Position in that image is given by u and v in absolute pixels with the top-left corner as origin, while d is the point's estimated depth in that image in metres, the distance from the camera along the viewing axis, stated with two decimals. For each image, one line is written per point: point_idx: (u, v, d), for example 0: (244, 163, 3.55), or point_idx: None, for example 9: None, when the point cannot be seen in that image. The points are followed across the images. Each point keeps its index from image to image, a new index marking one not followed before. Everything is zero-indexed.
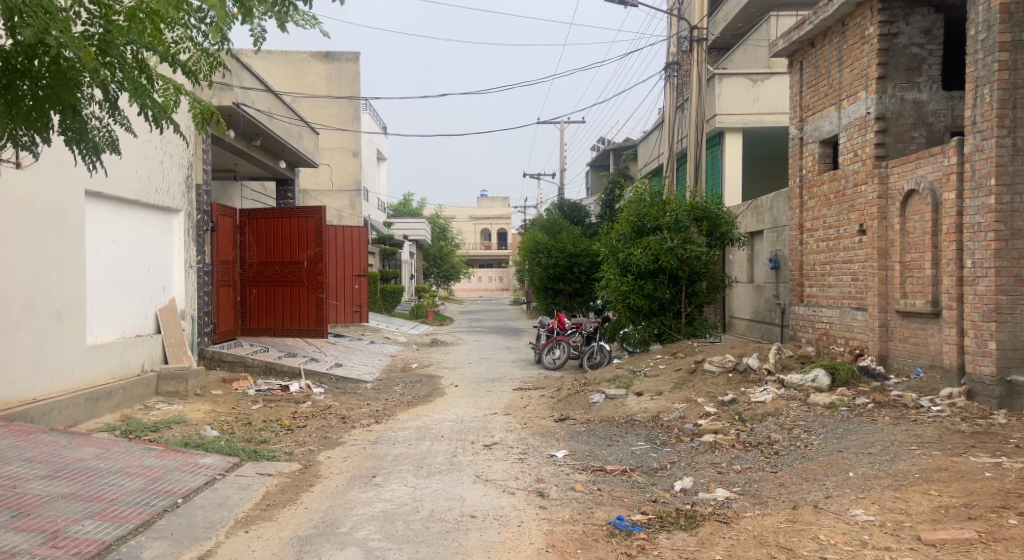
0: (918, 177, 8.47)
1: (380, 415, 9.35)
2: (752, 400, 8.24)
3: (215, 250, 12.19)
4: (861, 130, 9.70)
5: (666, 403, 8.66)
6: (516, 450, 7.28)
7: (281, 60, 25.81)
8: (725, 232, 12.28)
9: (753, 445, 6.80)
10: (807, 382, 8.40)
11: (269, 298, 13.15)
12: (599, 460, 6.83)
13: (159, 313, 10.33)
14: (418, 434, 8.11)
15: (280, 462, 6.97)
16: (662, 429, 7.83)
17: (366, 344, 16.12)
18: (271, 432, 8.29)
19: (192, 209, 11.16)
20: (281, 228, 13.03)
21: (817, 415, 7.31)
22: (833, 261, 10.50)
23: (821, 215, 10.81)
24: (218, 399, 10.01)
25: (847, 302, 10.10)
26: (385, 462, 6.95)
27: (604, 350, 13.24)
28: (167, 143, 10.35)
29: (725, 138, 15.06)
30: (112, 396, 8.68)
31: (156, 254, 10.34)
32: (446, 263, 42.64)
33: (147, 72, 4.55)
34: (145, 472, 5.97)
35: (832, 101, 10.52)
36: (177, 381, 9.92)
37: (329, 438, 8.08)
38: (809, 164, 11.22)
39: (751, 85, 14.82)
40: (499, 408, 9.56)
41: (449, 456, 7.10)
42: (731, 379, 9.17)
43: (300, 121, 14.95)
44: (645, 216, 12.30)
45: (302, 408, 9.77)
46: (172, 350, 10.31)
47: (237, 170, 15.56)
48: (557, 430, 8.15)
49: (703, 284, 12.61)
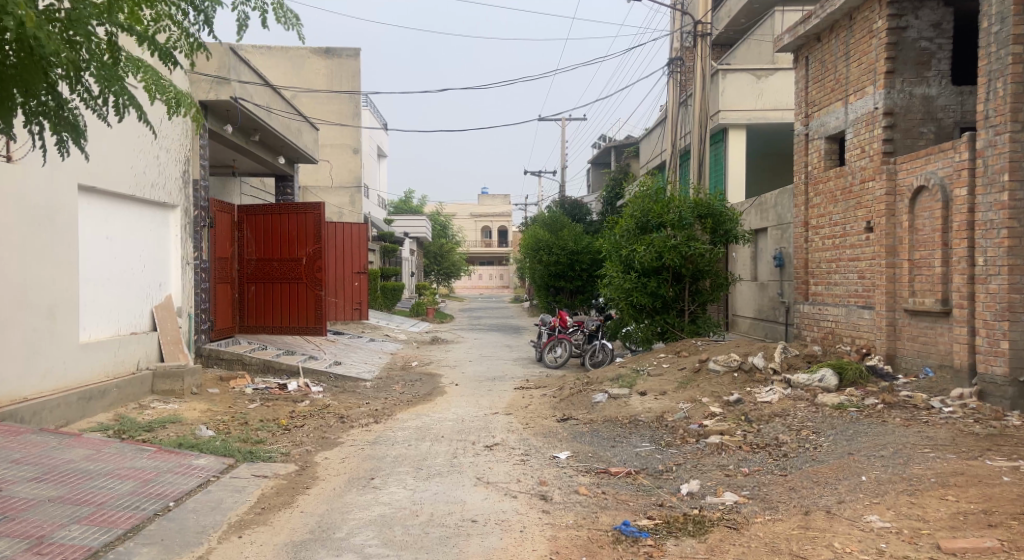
0: (928, 173, 8.31)
1: (379, 414, 9.19)
2: (758, 401, 8.08)
3: (213, 246, 12.02)
4: (869, 126, 9.53)
5: (671, 403, 8.50)
6: (518, 451, 7.12)
7: (280, 56, 25.63)
8: (729, 230, 12.13)
9: (760, 446, 6.64)
10: (814, 382, 8.25)
11: (267, 295, 13.00)
12: (603, 462, 6.67)
13: (155, 310, 10.17)
14: (418, 435, 7.95)
15: (276, 463, 6.81)
16: (667, 430, 7.67)
17: (365, 342, 15.97)
18: (268, 433, 8.12)
19: (189, 204, 11.00)
20: (279, 225, 12.86)
21: (825, 416, 7.14)
22: (839, 259, 10.34)
23: (827, 212, 10.64)
24: (215, 398, 9.85)
25: (853, 300, 9.94)
26: (384, 463, 6.79)
27: (607, 348, 13.06)
28: (163, 137, 10.19)
29: (729, 135, 14.90)
30: (106, 395, 8.52)
31: (152, 250, 10.18)
32: (446, 260, 42.48)
33: (119, 53, 4.44)
34: (136, 475, 5.81)
35: (839, 96, 10.34)
36: (173, 379, 9.76)
37: (327, 439, 7.92)
38: (815, 161, 11.06)
39: (755, 80, 14.64)
40: (500, 408, 9.40)
41: (450, 457, 6.94)
42: (736, 378, 9.01)
43: (299, 116, 14.77)
44: (649, 213, 12.13)
45: (300, 407, 9.61)
46: (168, 347, 10.15)
47: (236, 166, 15.40)
48: (560, 430, 7.99)
49: (706, 282, 12.44)
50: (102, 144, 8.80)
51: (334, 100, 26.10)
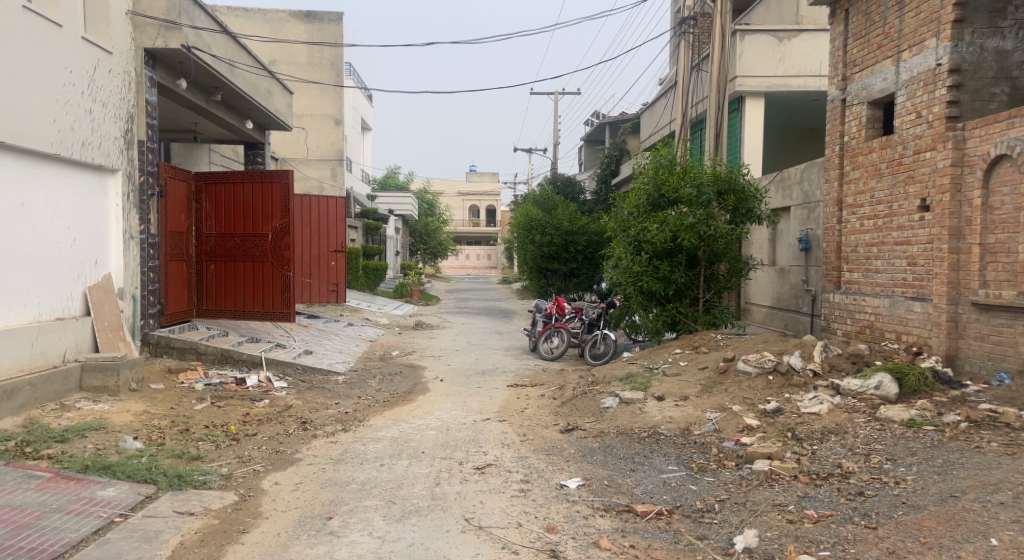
0: (1010, 140, 7.18)
1: (348, 420, 7.74)
2: (804, 412, 6.71)
3: (164, 218, 10.38)
4: (927, 86, 8.20)
5: (697, 412, 7.12)
6: (516, 477, 5.71)
7: (258, 18, 23.88)
8: (752, 208, 10.73)
9: (823, 477, 5.27)
10: (868, 388, 6.90)
11: (227, 274, 11.44)
12: (623, 496, 5.26)
13: (88, 291, 8.64)
14: (393, 450, 6.52)
15: (212, 491, 5.36)
16: (696, 449, 6.28)
17: (342, 327, 14.47)
18: (210, 444, 6.67)
19: (133, 169, 9.43)
20: (241, 196, 11.34)
21: (896, 437, 5.78)
22: (881, 242, 8.97)
23: (868, 187, 9.23)
24: (156, 396, 8.35)
25: (900, 290, 8.61)
26: (348, 493, 5.37)
27: (608, 339, 11.54)
28: (97, 89, 8.62)
29: (746, 103, 13.44)
30: (14, 396, 7.10)
31: (86, 221, 8.64)
32: (433, 239, 41.00)
33: None
34: (10, 519, 4.53)
35: (887, 53, 8.93)
36: (106, 374, 8.23)
37: (283, 454, 6.45)
38: (852, 130, 9.61)
39: (777, 43, 13.20)
40: (493, 412, 7.97)
41: (430, 485, 5.53)
42: (771, 383, 7.60)
43: (268, 75, 13.13)
44: (663, 187, 10.72)
45: (257, 409, 8.16)
46: (104, 336, 8.65)
47: (199, 132, 13.79)
48: (566, 446, 6.59)
49: (722, 267, 11.09)
50: (14, 92, 7.28)
51: (314, 67, 24.41)
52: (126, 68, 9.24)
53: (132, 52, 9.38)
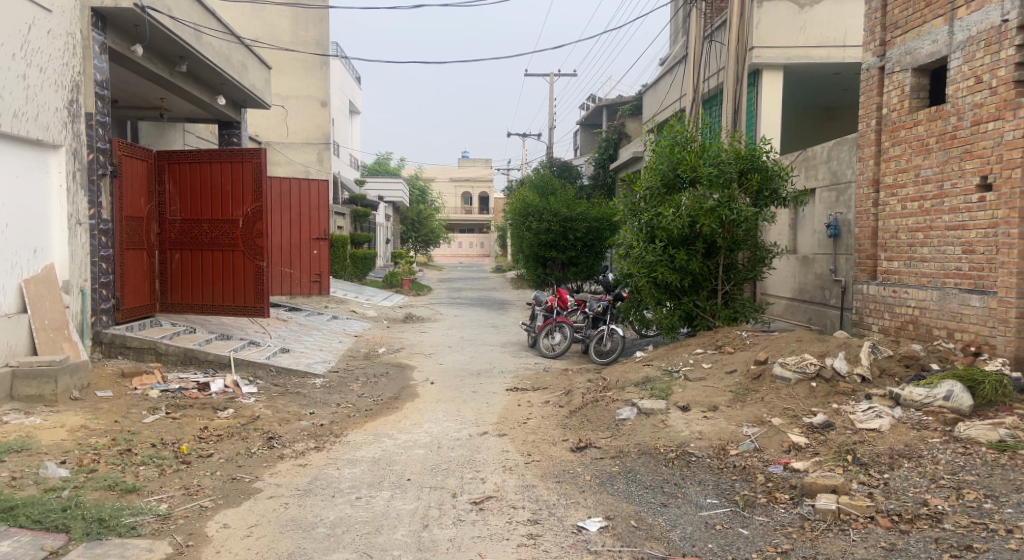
0: None
1: (323, 435, 6.64)
2: (861, 428, 5.63)
3: (119, 201, 9.19)
4: (990, 47, 7.14)
5: (731, 427, 6.04)
6: (523, 516, 4.63)
7: None
8: (777, 189, 9.61)
9: (908, 521, 4.21)
10: (935, 399, 5.81)
11: (193, 265, 10.28)
12: (658, 545, 4.21)
13: (25, 284, 7.50)
14: (373, 477, 5.41)
15: (139, 540, 4.28)
16: (737, 476, 5.20)
17: (325, 320, 13.33)
18: (153, 471, 5.55)
19: (78, 145, 8.25)
20: (208, 177, 10.17)
21: (989, 466, 4.73)
22: (928, 227, 7.88)
23: (912, 165, 8.10)
24: (101, 406, 7.22)
25: (953, 280, 7.52)
26: (312, 541, 4.29)
27: (616, 335, 10.41)
28: (31, 51, 7.45)
29: (763, 78, 12.31)
30: None
31: (20, 202, 7.47)
32: (425, 227, 39.80)
33: None
34: None
35: (939, 10, 7.83)
36: (42, 381, 7.10)
37: (238, 483, 5.34)
38: (893, 101, 8.48)
39: (797, 10, 12.07)
40: (491, 425, 6.87)
41: (416, 528, 4.46)
42: (814, 390, 6.51)
43: (239, 45, 11.92)
44: (679, 166, 9.60)
45: (217, 420, 7.04)
46: (44, 336, 7.52)
47: (167, 109, 12.60)
48: (579, 470, 5.51)
49: (741, 255, 10.00)
50: None
51: (297, 46, 23.12)
52: (69, 29, 8.06)
53: (77, 11, 8.20)
